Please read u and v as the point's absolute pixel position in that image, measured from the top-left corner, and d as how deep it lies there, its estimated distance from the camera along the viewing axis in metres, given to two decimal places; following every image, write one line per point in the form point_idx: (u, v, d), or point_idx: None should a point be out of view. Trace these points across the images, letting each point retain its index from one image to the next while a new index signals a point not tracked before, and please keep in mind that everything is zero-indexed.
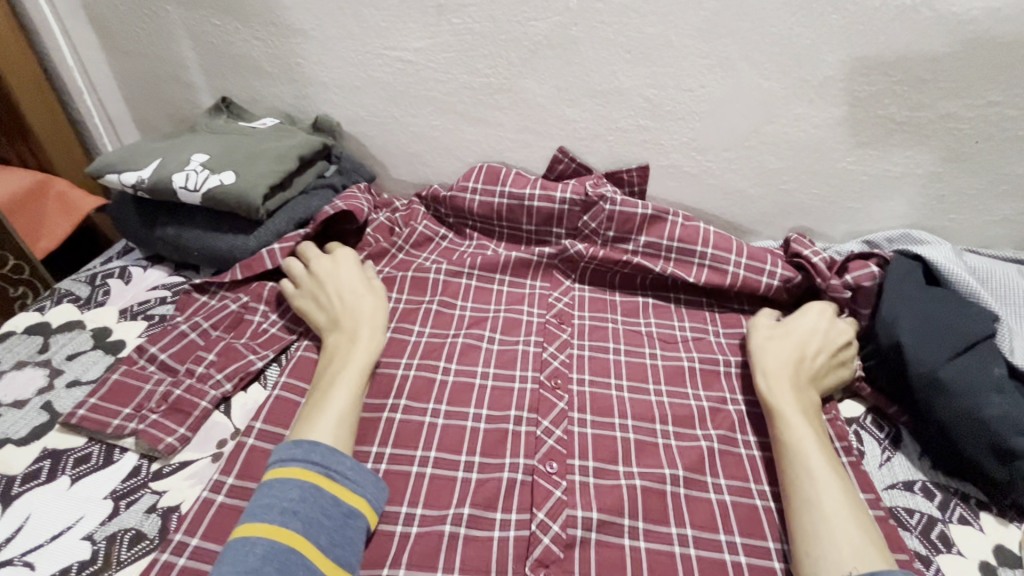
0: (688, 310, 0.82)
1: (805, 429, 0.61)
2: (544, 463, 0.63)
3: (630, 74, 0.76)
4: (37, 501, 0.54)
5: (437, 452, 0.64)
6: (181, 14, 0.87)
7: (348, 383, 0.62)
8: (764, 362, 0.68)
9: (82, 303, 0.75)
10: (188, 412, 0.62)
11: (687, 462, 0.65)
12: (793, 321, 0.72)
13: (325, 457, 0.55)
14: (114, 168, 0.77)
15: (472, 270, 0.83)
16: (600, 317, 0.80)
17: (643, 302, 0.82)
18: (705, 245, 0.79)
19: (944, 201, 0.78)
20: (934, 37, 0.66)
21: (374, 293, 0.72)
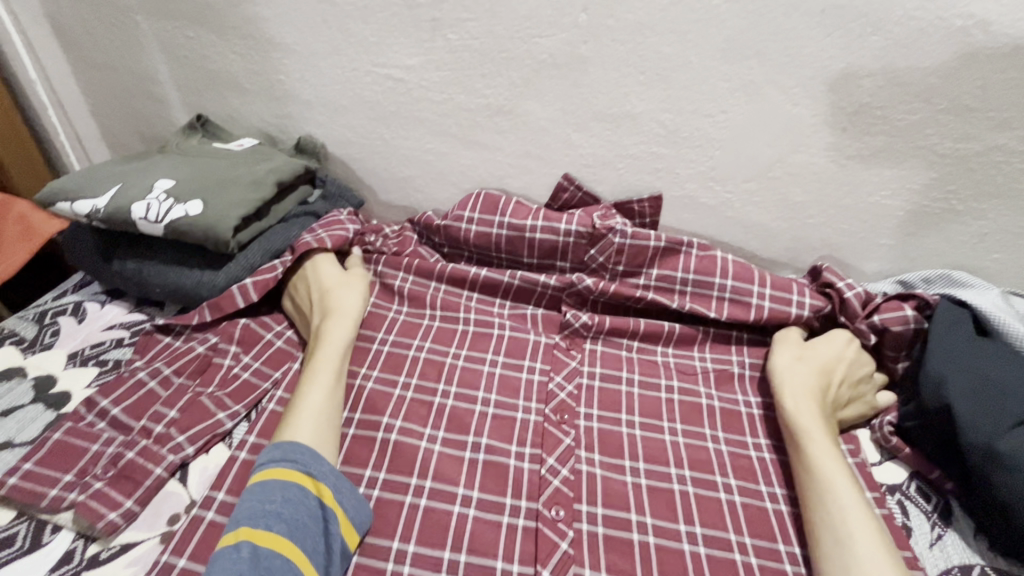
0: (713, 339, 0.73)
1: (834, 457, 0.56)
2: (549, 508, 0.57)
3: (643, 97, 0.69)
4: None
5: (432, 481, 0.58)
6: (151, 24, 0.79)
7: (327, 372, 0.61)
8: (787, 382, 0.63)
9: (27, 347, 0.66)
10: (138, 481, 0.53)
11: (704, 514, 0.57)
12: (819, 343, 0.68)
13: (306, 457, 0.53)
14: (67, 196, 0.68)
15: (468, 316, 0.74)
16: (614, 343, 0.72)
17: (668, 329, 0.72)
18: (724, 277, 0.72)
19: (986, 239, 0.71)
20: (984, 62, 0.59)
21: (353, 279, 0.71)
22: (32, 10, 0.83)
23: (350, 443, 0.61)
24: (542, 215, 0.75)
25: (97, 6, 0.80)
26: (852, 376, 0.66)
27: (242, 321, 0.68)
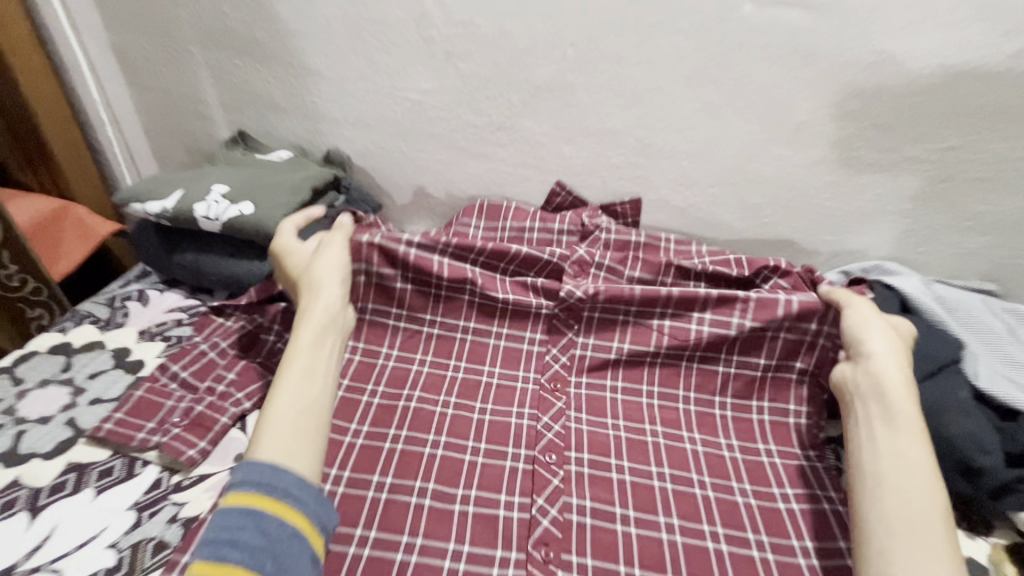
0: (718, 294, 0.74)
1: (920, 442, 0.55)
2: (544, 454, 0.68)
3: (622, 116, 0.83)
4: (63, 512, 0.57)
5: (447, 436, 0.70)
6: (204, 55, 0.93)
7: (302, 364, 0.56)
8: (883, 359, 0.61)
9: (103, 324, 0.79)
10: (208, 427, 0.65)
11: (673, 459, 0.70)
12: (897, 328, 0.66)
13: (265, 472, 0.45)
14: (139, 199, 0.81)
15: (474, 289, 0.78)
16: (614, 305, 0.76)
17: (664, 293, 0.75)
18: (700, 257, 0.85)
19: (912, 234, 0.84)
20: (896, 88, 0.73)
21: (320, 261, 0.69)
22: (100, 41, 0.96)
23: (377, 409, 0.73)
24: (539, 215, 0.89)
25: (157, 39, 0.93)
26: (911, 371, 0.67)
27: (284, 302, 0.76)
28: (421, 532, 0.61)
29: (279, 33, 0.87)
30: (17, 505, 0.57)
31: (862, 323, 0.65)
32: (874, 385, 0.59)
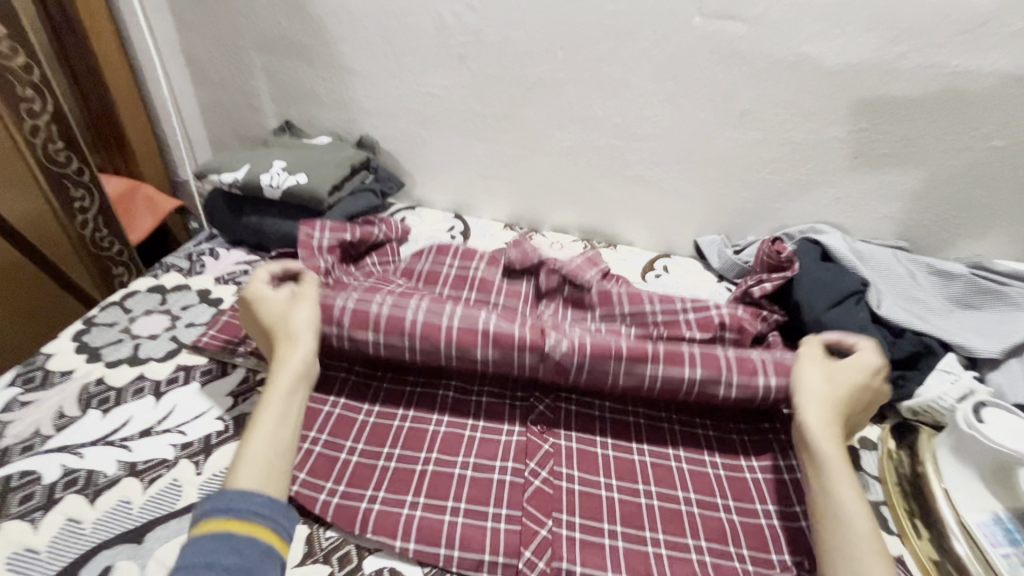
0: (702, 356, 0.73)
1: (852, 484, 0.59)
2: None
3: (603, 106, 1.03)
4: (179, 395, 0.76)
5: None
6: (260, 58, 1.13)
7: (273, 412, 0.61)
8: (812, 398, 0.67)
9: (186, 272, 0.98)
10: None
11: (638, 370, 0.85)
12: (841, 366, 0.70)
13: (237, 501, 0.53)
14: (215, 170, 1.01)
15: (449, 348, 0.72)
16: (600, 367, 0.72)
17: (652, 350, 0.73)
18: (652, 304, 0.87)
19: (839, 201, 1.04)
20: (815, 82, 0.92)
21: (295, 311, 0.71)
22: (172, 47, 1.16)
23: None
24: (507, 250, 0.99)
25: (221, 44, 1.13)
26: (871, 400, 0.70)
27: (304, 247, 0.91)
28: (447, 414, 0.75)
29: (323, 40, 1.07)
30: (145, 390, 0.76)
31: (799, 365, 0.71)
32: (803, 428, 0.65)
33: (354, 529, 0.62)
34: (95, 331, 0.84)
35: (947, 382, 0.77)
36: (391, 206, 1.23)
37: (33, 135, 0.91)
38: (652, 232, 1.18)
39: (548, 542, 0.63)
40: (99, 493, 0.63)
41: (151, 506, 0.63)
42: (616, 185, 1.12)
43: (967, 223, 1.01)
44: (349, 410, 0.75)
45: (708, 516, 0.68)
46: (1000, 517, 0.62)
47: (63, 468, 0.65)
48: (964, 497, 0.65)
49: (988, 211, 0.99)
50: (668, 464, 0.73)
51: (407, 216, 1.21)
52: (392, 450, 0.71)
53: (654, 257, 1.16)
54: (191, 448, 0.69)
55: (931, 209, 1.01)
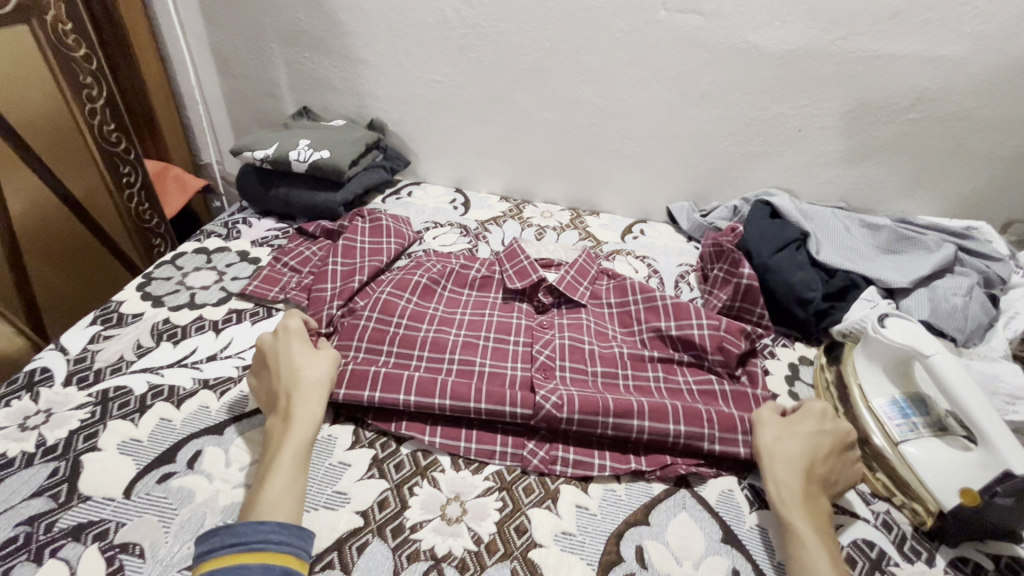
0: (685, 411, 0.76)
1: (813, 540, 0.63)
2: (540, 326, 0.92)
3: (585, 89, 1.18)
4: (235, 331, 0.90)
5: (469, 309, 0.96)
6: (280, 50, 1.27)
7: (289, 460, 0.66)
8: (783, 458, 0.70)
9: (225, 237, 1.13)
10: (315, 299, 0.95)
11: (621, 321, 0.96)
12: (797, 422, 0.74)
13: (239, 535, 0.57)
14: (248, 149, 1.16)
15: (442, 404, 0.76)
16: (589, 421, 0.74)
17: (637, 405, 0.75)
18: (635, 294, 0.97)
19: (787, 169, 1.22)
20: (762, 65, 1.09)
21: (310, 367, 0.75)
22: (200, 44, 1.30)
23: (411, 310, 0.91)
24: (505, 258, 1.03)
25: (246, 40, 1.27)
26: (836, 447, 0.72)
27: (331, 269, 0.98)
28: (441, 429, 0.77)
29: (338, 34, 1.22)
30: (205, 327, 0.90)
31: (757, 430, 0.73)
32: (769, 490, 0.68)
33: (390, 427, 0.77)
34: (155, 284, 0.98)
35: (867, 306, 0.95)
36: (399, 182, 1.38)
37: (91, 118, 1.05)
38: (630, 200, 1.34)
39: (547, 439, 0.77)
40: (182, 400, 0.77)
41: (225, 409, 0.77)
42: (596, 159, 1.29)
43: (894, 186, 1.20)
44: (371, 354, 0.85)
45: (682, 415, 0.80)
46: (897, 400, 0.79)
47: (149, 383, 0.79)
48: (871, 386, 0.82)
49: (909, 174, 1.18)
50: (648, 384, 0.85)
51: (413, 191, 1.36)
52: (401, 422, 0.77)
53: (632, 222, 1.33)
54: None
55: (864, 174, 1.19)
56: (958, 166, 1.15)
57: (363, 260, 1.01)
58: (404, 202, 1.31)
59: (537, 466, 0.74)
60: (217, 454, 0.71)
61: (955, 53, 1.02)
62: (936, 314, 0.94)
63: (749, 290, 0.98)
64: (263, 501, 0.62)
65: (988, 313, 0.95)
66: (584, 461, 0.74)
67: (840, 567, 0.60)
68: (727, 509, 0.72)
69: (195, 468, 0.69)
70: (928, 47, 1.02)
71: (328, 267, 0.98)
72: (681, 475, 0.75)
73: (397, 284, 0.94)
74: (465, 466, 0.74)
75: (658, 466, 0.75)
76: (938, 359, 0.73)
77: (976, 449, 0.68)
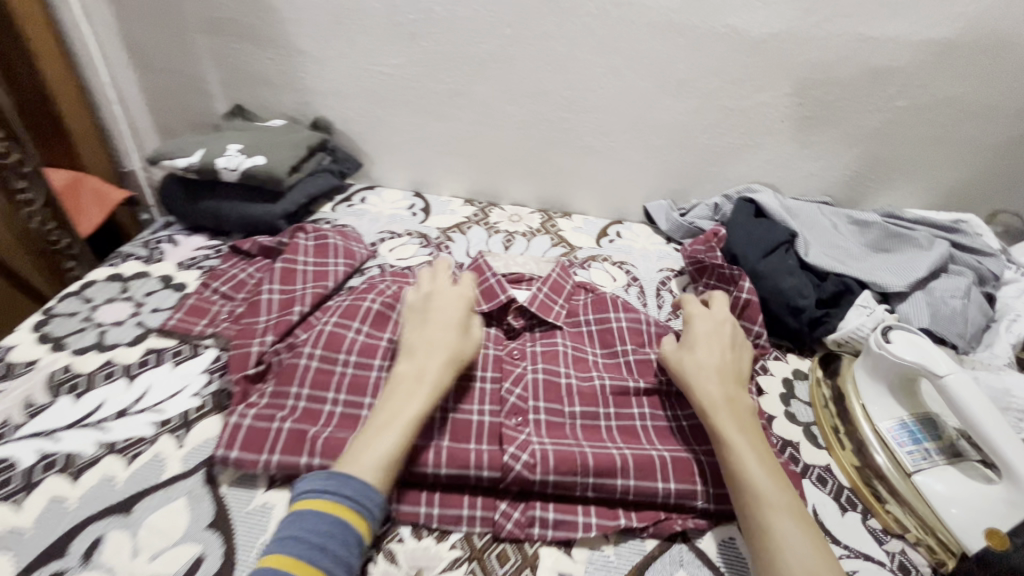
0: (674, 465, 0.67)
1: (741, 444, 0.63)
2: (511, 354, 0.82)
3: (552, 80, 1.07)
4: (153, 377, 0.76)
5: None
6: (206, 41, 1.13)
7: (400, 420, 0.62)
8: (695, 368, 0.70)
9: (145, 260, 0.98)
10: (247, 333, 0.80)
11: (601, 341, 0.86)
12: (697, 331, 0.75)
13: (357, 493, 0.57)
14: (168, 156, 1.01)
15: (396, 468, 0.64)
16: (567, 482, 0.65)
17: (619, 459, 0.67)
18: (616, 312, 0.88)
19: (769, 163, 1.13)
20: (741, 49, 1.00)
21: (458, 333, 0.72)
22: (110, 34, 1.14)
23: (362, 345, 0.79)
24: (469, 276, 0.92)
25: (166, 31, 1.12)
26: (732, 349, 0.75)
27: (265, 296, 0.85)
28: (396, 495, 0.65)
29: (271, 21, 1.07)
30: (116, 374, 0.76)
31: (671, 351, 0.74)
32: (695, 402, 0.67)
33: None
34: (56, 321, 0.83)
35: (864, 314, 0.88)
36: (351, 187, 1.24)
37: None
38: (604, 199, 1.24)
39: (521, 498, 0.66)
40: (82, 471, 0.64)
41: (135, 481, 0.64)
42: (567, 156, 1.18)
43: (880, 178, 1.13)
44: (314, 401, 0.73)
45: (678, 455, 0.69)
46: (906, 423, 0.72)
47: (40, 453, 0.66)
48: (877, 409, 0.75)
49: (897, 165, 1.11)
50: (633, 422, 0.76)
51: (366, 196, 1.22)
52: None
53: (607, 224, 1.23)
54: (169, 425, 0.70)
55: (850, 165, 1.12)
56: (946, 156, 1.09)
57: (302, 288, 0.88)
58: (356, 210, 1.17)
59: (511, 531, 0.63)
60: (121, 541, 0.58)
61: (946, 35, 0.95)
62: (937, 320, 0.88)
63: (746, 308, 0.87)
64: (364, 463, 0.58)
65: (986, 314, 0.90)
66: (566, 520, 0.64)
67: (767, 464, 0.61)
68: (729, 564, 0.63)
69: (93, 562, 0.56)
70: (919, 30, 0.94)
71: (262, 297, 0.85)
72: (677, 531, 0.66)
73: (343, 312, 0.82)
74: (427, 533, 0.64)
75: (651, 522, 0.65)
76: (953, 380, 0.66)
77: (1003, 484, 0.61)
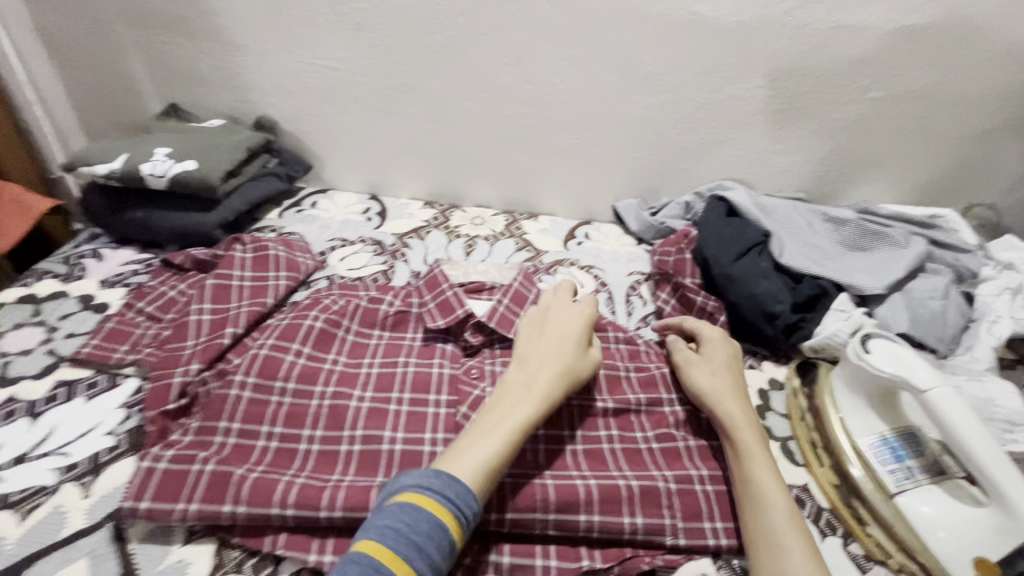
0: (641, 498, 0.62)
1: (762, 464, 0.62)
2: (468, 372, 0.76)
3: (510, 73, 1.00)
4: (61, 414, 0.68)
5: (380, 358, 0.77)
6: (133, 33, 1.03)
7: (503, 430, 0.59)
8: (714, 387, 0.70)
9: (63, 278, 0.88)
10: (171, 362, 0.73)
11: None
12: (716, 352, 0.75)
13: (458, 496, 0.52)
14: (87, 162, 0.92)
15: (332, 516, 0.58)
16: (525, 521, 0.59)
17: (584, 493, 0.61)
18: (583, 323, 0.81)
19: (742, 158, 1.08)
20: (708, 38, 0.94)
21: (573, 345, 0.70)
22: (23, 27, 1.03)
23: (301, 368, 0.72)
24: (424, 288, 0.85)
25: (88, 24, 1.03)
26: (744, 373, 0.75)
27: (195, 317, 0.77)
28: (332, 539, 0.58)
29: (202, 12, 0.98)
30: (17, 413, 0.68)
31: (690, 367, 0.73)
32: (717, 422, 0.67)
33: (262, 545, 0.58)
34: None
35: (841, 319, 0.84)
36: (301, 191, 1.16)
37: None
38: (572, 199, 1.18)
39: (473, 542, 0.60)
40: None
41: (29, 539, 0.57)
42: (531, 154, 1.11)
43: (854, 173, 1.09)
44: (246, 436, 0.65)
45: (647, 486, 0.64)
46: (887, 437, 0.68)
47: None
48: (857, 422, 0.70)
49: (872, 159, 1.07)
50: (600, 447, 0.69)
51: (318, 201, 1.14)
52: (277, 533, 0.59)
53: (575, 225, 1.17)
54: (75, 471, 0.63)
55: (824, 159, 1.08)
56: (921, 149, 1.05)
57: (236, 307, 0.80)
58: (305, 217, 1.09)
59: None
60: None
61: (920, 22, 0.90)
62: (916, 324, 0.85)
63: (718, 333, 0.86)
64: (466, 462, 0.55)
65: (965, 314, 0.87)
66: (524, 564, 0.58)
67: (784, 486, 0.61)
68: None
69: None
70: (893, 17, 0.90)
71: (190, 318, 0.77)
72: (645, 570, 0.60)
73: (281, 331, 0.74)
74: None
75: (616, 561, 0.60)
76: (937, 395, 0.61)
77: (992, 506, 0.57)
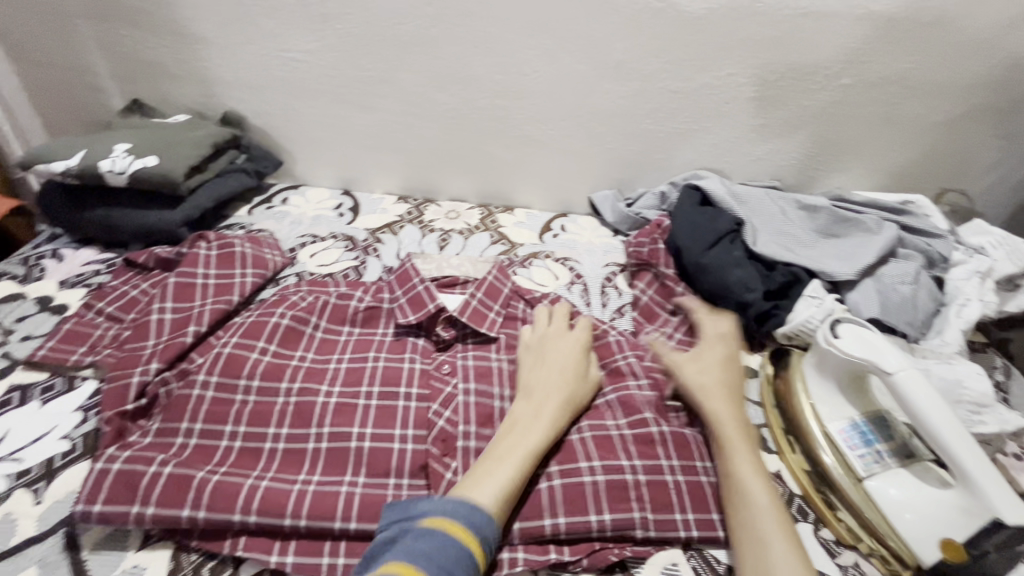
0: (608, 492, 0.62)
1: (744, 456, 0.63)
2: (439, 368, 0.75)
3: (481, 64, 0.99)
4: (14, 419, 0.67)
5: (349, 354, 0.75)
6: (91, 27, 1.00)
7: (517, 457, 0.60)
8: (700, 383, 0.71)
9: (20, 279, 0.86)
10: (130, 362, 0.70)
11: None
12: (707, 352, 0.76)
13: (482, 521, 0.54)
14: (43, 159, 0.89)
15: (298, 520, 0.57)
16: None
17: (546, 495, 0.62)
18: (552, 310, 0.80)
19: (716, 147, 1.08)
20: (679, 26, 0.93)
21: (573, 367, 0.71)
22: None
23: (266, 367, 0.70)
24: (395, 283, 0.84)
25: (44, 17, 1.00)
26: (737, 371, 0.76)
27: (155, 317, 0.75)
28: (297, 542, 0.58)
29: (163, 4, 0.96)
30: None
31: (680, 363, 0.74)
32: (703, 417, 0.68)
33: (222, 549, 0.56)
34: None
35: (813, 305, 0.83)
36: (271, 187, 1.13)
37: None
38: (548, 191, 1.17)
39: None
40: None
41: None
42: (505, 147, 1.10)
43: (828, 160, 1.09)
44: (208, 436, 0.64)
45: (616, 478, 0.63)
46: (857, 423, 0.67)
47: None
48: (828, 408, 0.70)
49: (845, 146, 1.07)
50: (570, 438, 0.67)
51: (289, 196, 1.12)
52: (237, 537, 0.57)
53: (551, 217, 1.15)
54: (29, 476, 0.61)
55: (798, 147, 1.07)
56: (892, 135, 1.05)
57: (196, 306, 0.77)
58: (275, 213, 1.07)
59: None
60: None
61: (888, 8, 0.90)
62: (886, 309, 0.85)
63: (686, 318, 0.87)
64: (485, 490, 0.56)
65: (936, 298, 0.87)
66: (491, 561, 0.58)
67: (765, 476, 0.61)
68: None
69: None
70: (862, 3, 0.90)
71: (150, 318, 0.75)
72: (615, 562, 0.60)
73: (245, 330, 0.72)
74: None
75: (585, 554, 0.60)
76: (903, 377, 0.61)
77: (955, 489, 0.57)
